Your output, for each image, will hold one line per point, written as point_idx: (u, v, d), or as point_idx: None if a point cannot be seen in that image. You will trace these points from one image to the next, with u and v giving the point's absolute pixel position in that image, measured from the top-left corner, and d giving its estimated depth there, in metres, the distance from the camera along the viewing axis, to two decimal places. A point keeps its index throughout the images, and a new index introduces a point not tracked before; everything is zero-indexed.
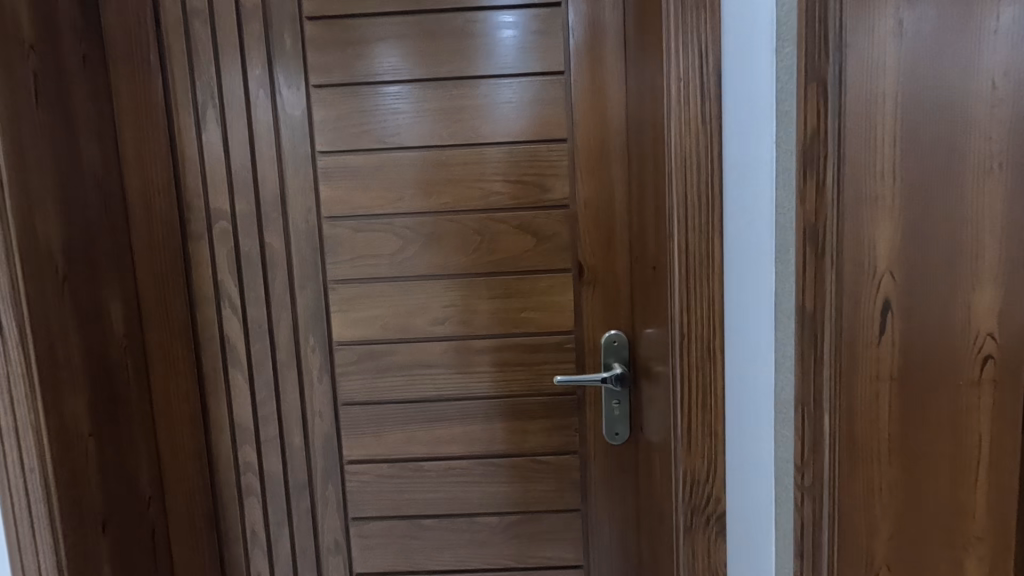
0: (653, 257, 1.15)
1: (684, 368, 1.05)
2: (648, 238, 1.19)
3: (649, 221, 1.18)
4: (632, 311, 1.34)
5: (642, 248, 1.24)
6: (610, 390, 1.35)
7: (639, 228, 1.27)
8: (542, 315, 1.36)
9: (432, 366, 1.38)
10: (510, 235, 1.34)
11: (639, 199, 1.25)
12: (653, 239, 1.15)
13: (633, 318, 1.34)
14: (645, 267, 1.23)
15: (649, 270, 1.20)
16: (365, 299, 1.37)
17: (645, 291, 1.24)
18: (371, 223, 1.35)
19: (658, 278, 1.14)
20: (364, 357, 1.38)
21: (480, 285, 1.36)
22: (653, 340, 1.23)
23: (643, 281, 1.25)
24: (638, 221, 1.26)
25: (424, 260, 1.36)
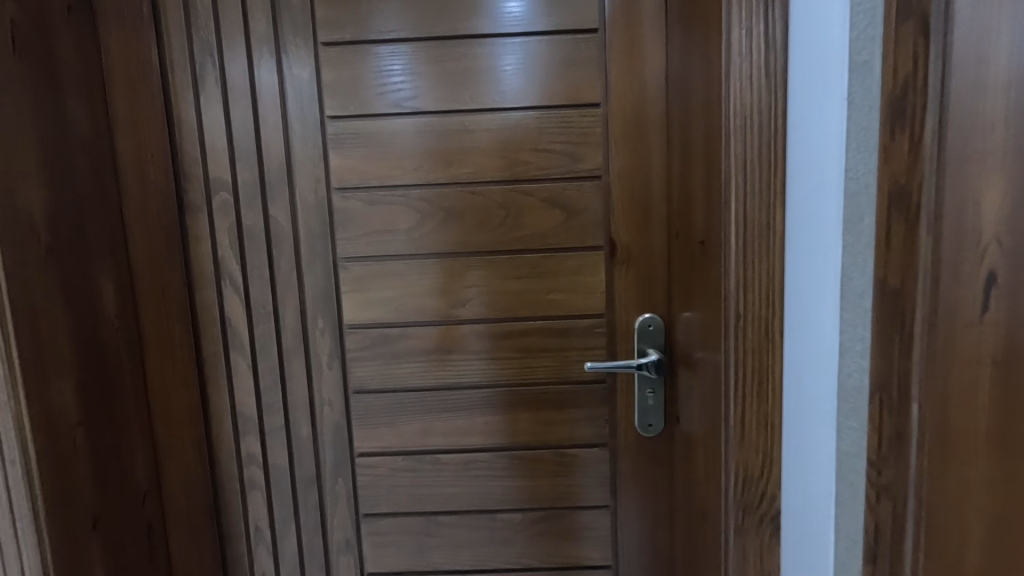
0: (700, 232, 1.05)
1: (740, 352, 0.95)
2: (695, 212, 1.08)
3: (695, 192, 1.07)
4: (670, 292, 1.23)
5: (686, 223, 1.13)
6: (644, 378, 1.25)
7: (681, 201, 1.16)
8: (571, 296, 1.25)
9: (451, 352, 1.28)
10: (537, 210, 1.23)
11: (683, 168, 1.14)
12: (702, 211, 1.04)
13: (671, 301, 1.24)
14: (688, 244, 1.12)
15: (693, 245, 1.09)
16: (378, 278, 1.26)
17: (688, 270, 1.13)
18: (386, 196, 1.24)
19: (707, 253, 1.03)
20: (377, 342, 1.28)
21: (504, 264, 1.25)
22: (695, 326, 1.12)
23: (684, 260, 1.15)
24: (682, 193, 1.15)
25: (443, 236, 1.25)
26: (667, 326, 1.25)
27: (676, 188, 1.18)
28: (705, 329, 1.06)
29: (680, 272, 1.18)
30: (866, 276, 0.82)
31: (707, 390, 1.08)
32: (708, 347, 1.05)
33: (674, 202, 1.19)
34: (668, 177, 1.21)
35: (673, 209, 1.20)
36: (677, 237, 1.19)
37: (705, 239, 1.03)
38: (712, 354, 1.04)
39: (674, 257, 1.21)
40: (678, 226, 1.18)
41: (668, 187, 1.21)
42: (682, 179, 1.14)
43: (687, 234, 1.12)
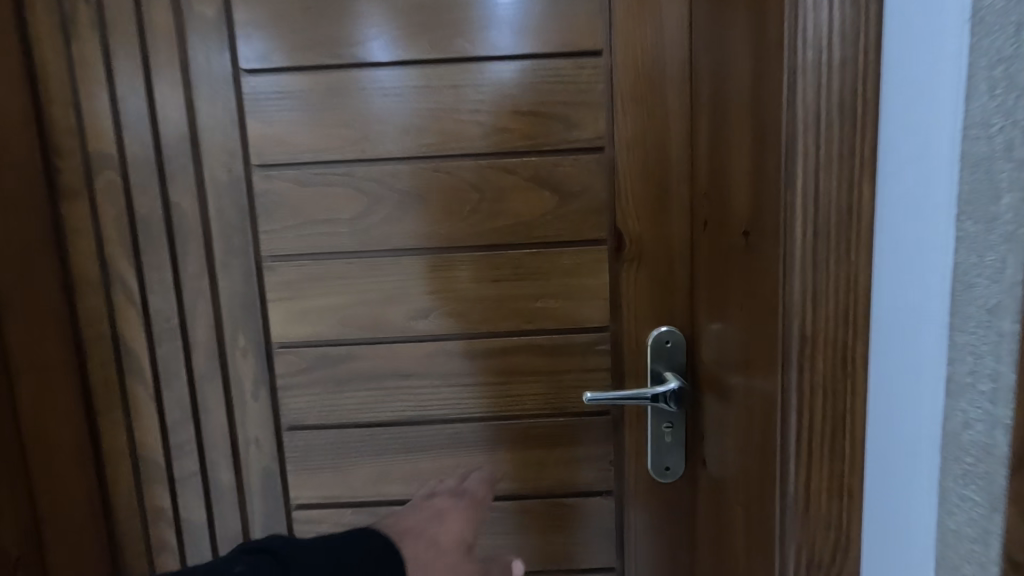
0: (741, 220, 0.76)
1: (802, 392, 0.66)
2: (731, 193, 0.79)
3: (733, 166, 0.78)
4: (694, 299, 0.95)
5: (719, 208, 0.84)
6: (659, 410, 0.96)
7: (712, 179, 0.87)
8: (566, 305, 0.97)
9: (411, 376, 0.99)
10: (521, 192, 0.95)
11: (715, 136, 0.85)
12: (741, 192, 0.75)
13: (694, 311, 0.96)
14: (721, 238, 0.83)
15: (727, 239, 0.81)
16: (314, 283, 0.97)
17: (720, 272, 0.85)
18: (322, 175, 0.95)
19: (750, 250, 0.73)
20: (315, 364, 0.99)
21: (478, 263, 0.96)
22: (731, 346, 0.84)
23: (715, 259, 0.86)
24: (713, 169, 0.86)
25: (398, 227, 0.96)
26: (689, 343, 0.97)
27: (705, 163, 0.89)
28: (745, 352, 0.78)
29: (709, 273, 0.89)
30: (1006, 283, 0.54)
31: (745, 431, 0.80)
32: (751, 377, 0.77)
33: (701, 182, 0.91)
34: (691, 149, 0.92)
35: (698, 191, 0.91)
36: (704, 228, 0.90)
37: (747, 231, 0.74)
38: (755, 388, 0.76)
39: (700, 255, 0.92)
40: (706, 213, 0.89)
41: (692, 164, 0.92)
42: (714, 150, 0.85)
43: (720, 223, 0.84)
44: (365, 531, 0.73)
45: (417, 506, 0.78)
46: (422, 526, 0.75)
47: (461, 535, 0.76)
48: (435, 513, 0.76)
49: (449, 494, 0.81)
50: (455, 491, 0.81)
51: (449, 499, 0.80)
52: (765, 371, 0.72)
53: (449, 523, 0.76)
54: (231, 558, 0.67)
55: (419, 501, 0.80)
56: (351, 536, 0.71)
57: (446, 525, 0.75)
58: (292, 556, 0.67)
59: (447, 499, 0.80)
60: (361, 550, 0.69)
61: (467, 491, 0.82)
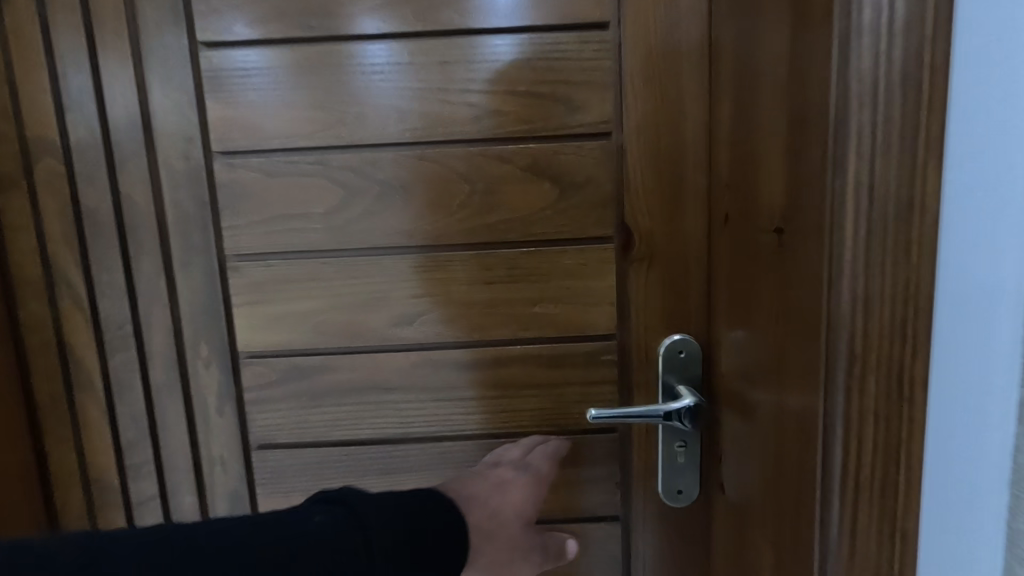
0: (773, 216, 0.65)
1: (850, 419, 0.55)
2: (760, 184, 0.68)
3: (762, 152, 0.67)
4: (711, 304, 0.85)
5: (743, 201, 0.74)
6: (672, 428, 0.86)
7: (736, 168, 0.76)
8: (567, 310, 0.87)
9: (394, 390, 0.89)
10: (516, 183, 0.84)
11: (740, 118, 0.74)
12: (774, 181, 0.64)
13: (712, 317, 0.85)
14: (747, 236, 0.73)
15: (754, 237, 0.70)
16: (284, 286, 0.87)
17: (745, 274, 0.74)
18: (292, 164, 0.84)
19: (784, 250, 0.63)
20: (287, 376, 0.89)
21: (468, 263, 0.86)
22: (757, 360, 0.73)
23: (738, 259, 0.76)
24: (737, 157, 0.75)
25: (378, 223, 0.85)
26: (705, 353, 0.86)
27: (727, 150, 0.78)
28: (775, 367, 0.68)
29: (730, 276, 0.79)
30: None
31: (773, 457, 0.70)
32: (782, 397, 0.67)
33: (722, 171, 0.80)
34: (710, 134, 0.81)
35: (719, 182, 0.80)
36: (725, 224, 0.80)
37: (780, 228, 0.63)
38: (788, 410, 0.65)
39: (719, 255, 0.82)
40: (727, 207, 0.79)
41: (711, 151, 0.81)
42: (739, 134, 0.74)
43: (745, 218, 0.73)
44: (438, 496, 0.63)
45: (480, 474, 0.74)
46: (487, 495, 0.69)
47: (524, 511, 0.70)
48: (498, 484, 0.72)
49: (511, 466, 0.79)
50: (516, 464, 0.80)
51: (511, 471, 0.77)
52: (801, 391, 0.61)
53: (512, 494, 0.72)
54: (307, 508, 0.59)
55: (482, 469, 0.77)
56: (424, 497, 0.62)
57: (510, 494, 0.71)
58: (372, 516, 0.58)
59: (510, 469, 0.78)
60: (440, 515, 0.61)
61: (531, 466, 0.80)
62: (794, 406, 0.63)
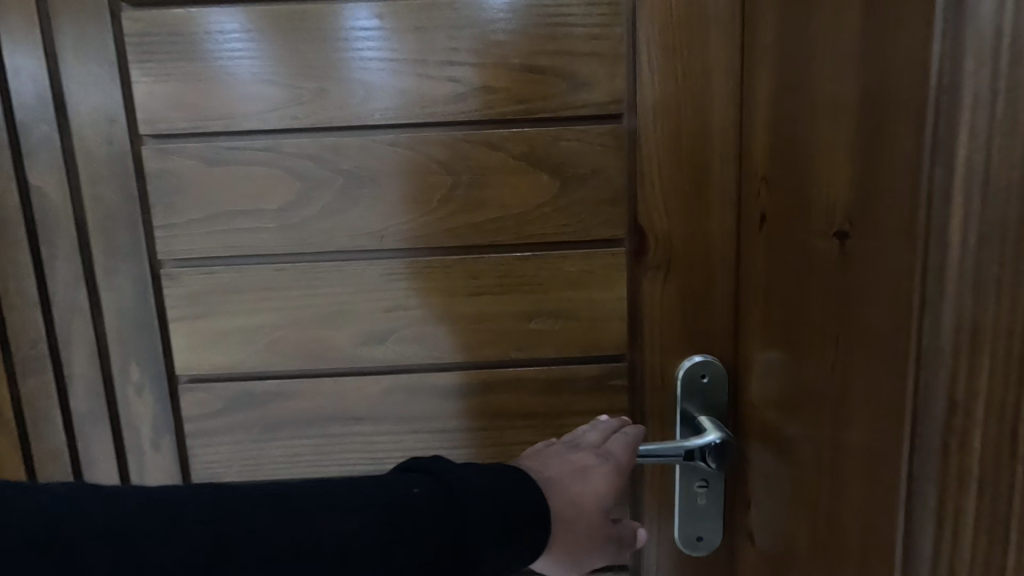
0: (837, 211, 0.51)
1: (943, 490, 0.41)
2: (815, 172, 0.54)
3: (820, 133, 0.53)
4: (740, 319, 0.71)
5: (789, 196, 0.60)
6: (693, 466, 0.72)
7: (777, 155, 0.62)
8: (567, 328, 0.73)
9: (364, 420, 0.75)
10: (508, 176, 0.70)
11: (784, 93, 0.60)
12: (840, 166, 0.50)
13: (741, 335, 0.71)
14: (793, 238, 0.59)
15: (805, 240, 0.56)
16: (230, 295, 0.72)
17: (788, 286, 0.60)
18: (236, 152, 0.69)
19: (851, 260, 0.49)
20: (235, 404, 0.75)
21: (451, 270, 0.72)
22: (802, 392, 0.60)
23: (779, 267, 0.62)
24: (780, 141, 0.61)
25: (342, 221, 0.70)
26: (732, 376, 0.73)
27: (765, 133, 0.64)
28: (830, 402, 0.54)
29: (767, 287, 0.65)
30: None
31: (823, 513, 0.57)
32: (840, 442, 0.53)
33: (757, 159, 0.66)
34: (743, 116, 0.67)
35: (753, 173, 0.66)
36: (761, 224, 0.66)
37: (852, 224, 0.49)
38: (848, 458, 0.52)
39: (753, 262, 0.68)
40: (765, 204, 0.65)
41: (744, 136, 0.67)
42: (782, 113, 0.60)
43: (791, 217, 0.59)
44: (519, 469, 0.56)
45: (556, 455, 0.62)
46: (565, 481, 0.59)
47: (604, 503, 0.60)
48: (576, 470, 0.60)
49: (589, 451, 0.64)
50: (596, 450, 0.64)
51: (589, 457, 0.63)
52: (873, 439, 0.48)
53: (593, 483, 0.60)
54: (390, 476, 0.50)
55: (554, 448, 0.64)
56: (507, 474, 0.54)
57: (593, 483, 0.60)
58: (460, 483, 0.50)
59: (588, 454, 0.63)
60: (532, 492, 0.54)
61: (612, 456, 0.64)
62: (864, 457, 0.49)
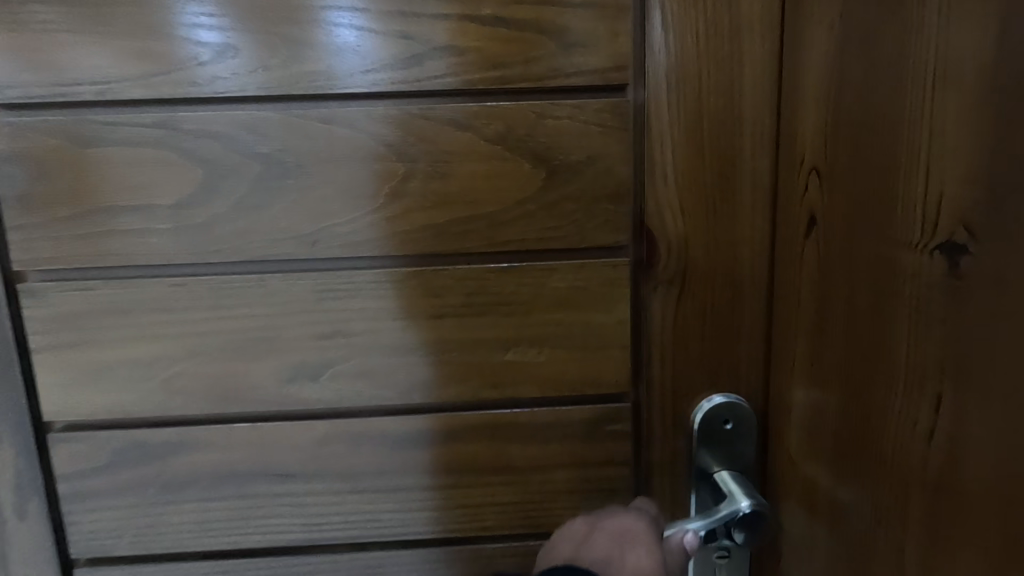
0: (934, 217, 0.43)
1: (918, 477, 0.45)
2: (905, 168, 0.43)
3: (914, 120, 0.43)
4: (775, 352, 0.55)
5: (856, 194, 0.47)
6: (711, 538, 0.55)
7: (836, 141, 0.48)
8: (555, 360, 0.57)
9: (295, 475, 0.59)
10: (479, 165, 0.54)
11: (853, 62, 0.46)
12: (944, 164, 0.42)
13: (777, 372, 0.55)
14: (865, 249, 0.46)
15: (888, 250, 0.45)
16: (111, 317, 0.55)
17: (853, 307, 0.48)
18: (114, 129, 0.52)
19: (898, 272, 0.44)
20: (124, 458, 0.57)
21: (404, 287, 0.56)
22: (869, 442, 0.47)
23: (837, 285, 0.49)
24: (841, 123, 0.47)
25: (260, 223, 0.54)
26: (762, 422, 0.57)
27: (818, 112, 0.49)
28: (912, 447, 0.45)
29: (816, 310, 0.51)
30: None
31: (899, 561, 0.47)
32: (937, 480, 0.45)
33: (807, 145, 0.50)
34: (784, 90, 0.51)
35: (797, 164, 0.51)
36: (808, 230, 0.51)
37: (969, 233, 0.42)
38: (954, 509, 0.44)
39: (794, 278, 0.52)
40: (814, 204, 0.50)
41: (785, 116, 0.52)
42: (848, 85, 0.46)
43: (861, 222, 0.47)
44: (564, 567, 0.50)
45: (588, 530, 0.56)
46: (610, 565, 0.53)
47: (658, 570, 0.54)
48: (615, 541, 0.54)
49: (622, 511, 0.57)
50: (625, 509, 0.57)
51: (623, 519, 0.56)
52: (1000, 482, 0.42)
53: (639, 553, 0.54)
54: None
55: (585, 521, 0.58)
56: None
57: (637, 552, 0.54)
58: None
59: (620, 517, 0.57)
60: None
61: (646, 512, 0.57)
62: (985, 510, 0.43)
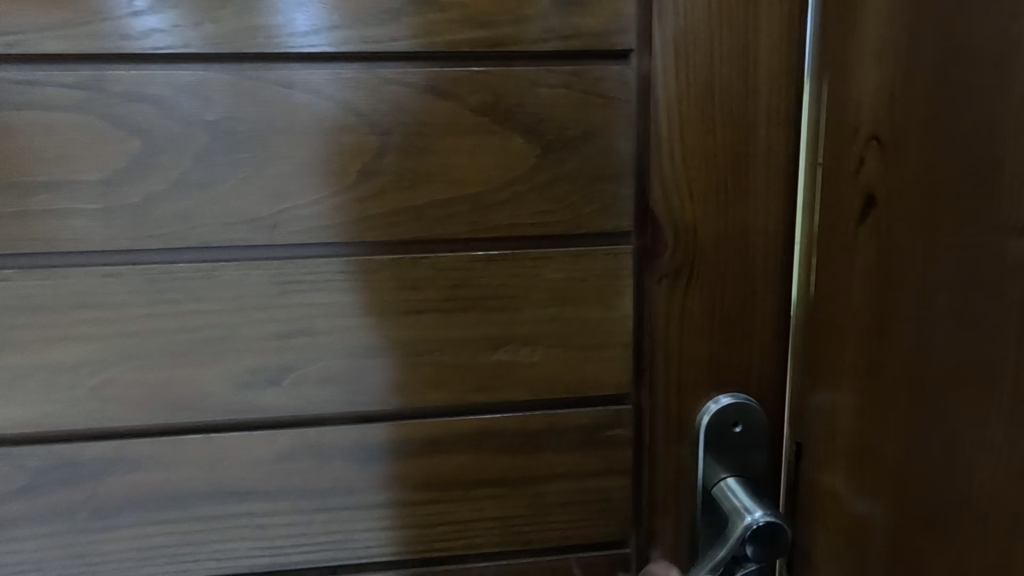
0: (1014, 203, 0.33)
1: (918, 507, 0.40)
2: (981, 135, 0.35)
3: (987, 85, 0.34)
4: (812, 356, 0.51)
5: (916, 173, 0.40)
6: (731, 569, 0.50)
7: (898, 111, 0.41)
8: (549, 359, 0.51)
9: (254, 494, 0.52)
10: (466, 139, 0.47)
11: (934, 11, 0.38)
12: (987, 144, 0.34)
13: (817, 380, 0.50)
14: (948, 237, 0.37)
15: (980, 237, 0.35)
16: (27, 314, 0.46)
17: (931, 307, 0.39)
18: (28, 89, 0.43)
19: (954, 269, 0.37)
20: (48, 480, 0.49)
21: (379, 279, 0.49)
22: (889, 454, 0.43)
23: (883, 279, 0.43)
24: (906, 89, 0.40)
25: (208, 204, 0.46)
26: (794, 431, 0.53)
27: (881, 75, 0.42)
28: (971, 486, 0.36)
29: (876, 306, 0.44)
30: None
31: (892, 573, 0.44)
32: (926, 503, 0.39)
33: (864, 119, 0.44)
34: (829, 62, 0.46)
35: (852, 136, 0.45)
36: (863, 216, 0.45)
37: None
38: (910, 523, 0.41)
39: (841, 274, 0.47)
40: (872, 184, 0.44)
41: (836, 91, 0.46)
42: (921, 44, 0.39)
43: (941, 203, 0.38)
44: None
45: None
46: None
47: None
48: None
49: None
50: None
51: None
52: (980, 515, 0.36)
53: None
54: None
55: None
56: None
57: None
58: None
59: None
60: None
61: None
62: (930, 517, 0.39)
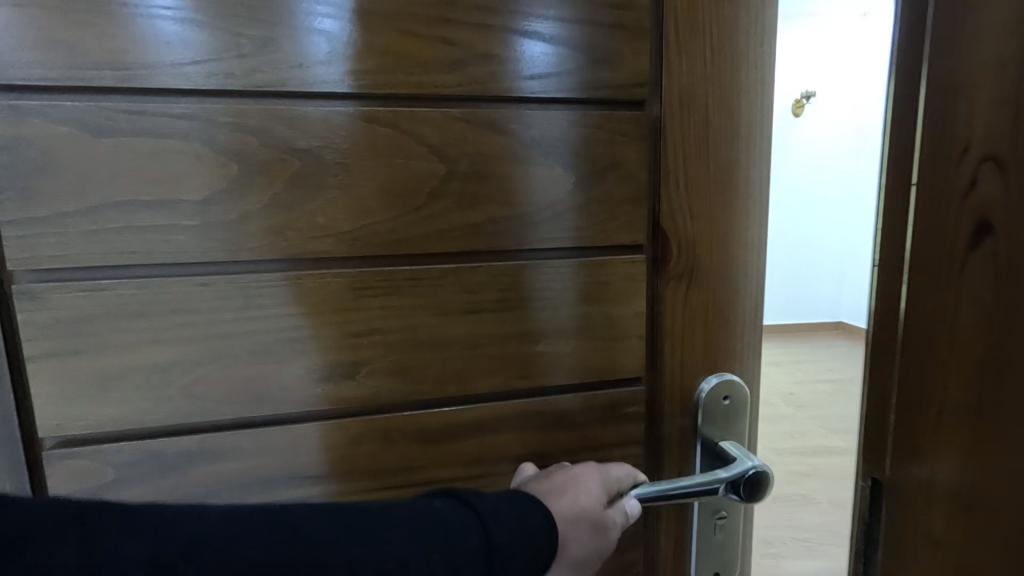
0: None
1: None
2: None
3: None
4: (901, 419, 0.39)
5: None
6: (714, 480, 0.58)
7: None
8: (579, 349, 0.62)
9: (327, 476, 0.58)
10: (515, 168, 0.57)
11: None
12: None
13: (899, 426, 0.39)
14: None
15: None
16: (123, 320, 0.51)
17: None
18: (138, 118, 0.48)
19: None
20: (134, 473, 0.53)
21: (441, 284, 0.57)
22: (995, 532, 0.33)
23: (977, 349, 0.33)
24: None
25: (298, 221, 0.53)
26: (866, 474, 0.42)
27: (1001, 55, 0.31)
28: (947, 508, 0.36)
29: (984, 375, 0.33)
30: None
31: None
32: None
33: (976, 121, 0.33)
34: (935, 30, 0.35)
35: (957, 152, 0.34)
36: (971, 247, 0.33)
37: None
38: None
39: (940, 300, 0.35)
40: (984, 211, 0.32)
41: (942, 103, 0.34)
42: None
43: None
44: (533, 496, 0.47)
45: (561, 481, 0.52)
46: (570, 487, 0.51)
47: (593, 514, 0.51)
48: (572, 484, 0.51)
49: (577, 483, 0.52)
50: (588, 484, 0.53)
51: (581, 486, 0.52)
52: None
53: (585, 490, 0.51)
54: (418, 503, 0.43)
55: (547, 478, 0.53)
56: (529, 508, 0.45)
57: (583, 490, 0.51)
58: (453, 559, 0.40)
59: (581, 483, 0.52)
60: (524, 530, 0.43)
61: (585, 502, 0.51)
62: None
